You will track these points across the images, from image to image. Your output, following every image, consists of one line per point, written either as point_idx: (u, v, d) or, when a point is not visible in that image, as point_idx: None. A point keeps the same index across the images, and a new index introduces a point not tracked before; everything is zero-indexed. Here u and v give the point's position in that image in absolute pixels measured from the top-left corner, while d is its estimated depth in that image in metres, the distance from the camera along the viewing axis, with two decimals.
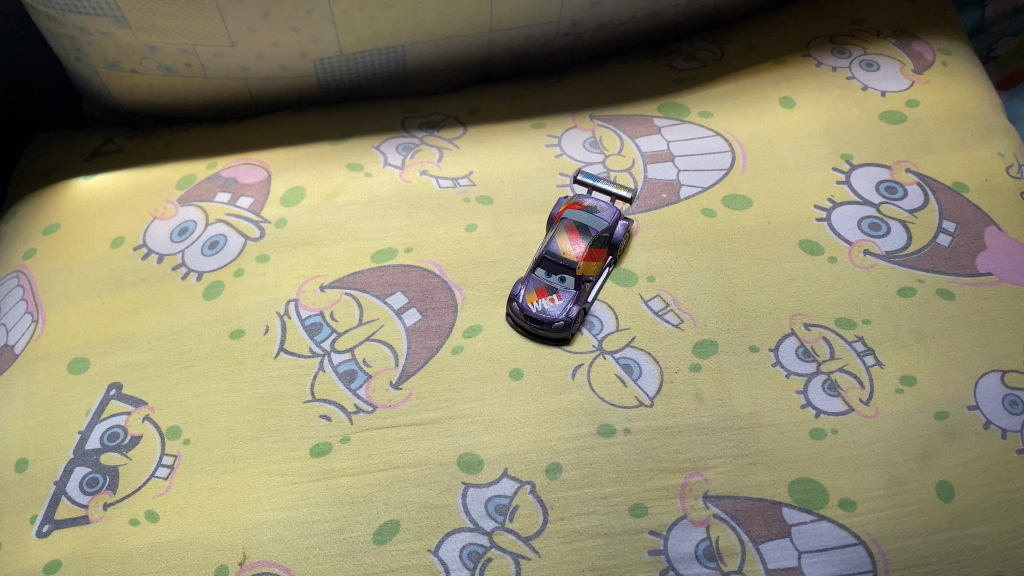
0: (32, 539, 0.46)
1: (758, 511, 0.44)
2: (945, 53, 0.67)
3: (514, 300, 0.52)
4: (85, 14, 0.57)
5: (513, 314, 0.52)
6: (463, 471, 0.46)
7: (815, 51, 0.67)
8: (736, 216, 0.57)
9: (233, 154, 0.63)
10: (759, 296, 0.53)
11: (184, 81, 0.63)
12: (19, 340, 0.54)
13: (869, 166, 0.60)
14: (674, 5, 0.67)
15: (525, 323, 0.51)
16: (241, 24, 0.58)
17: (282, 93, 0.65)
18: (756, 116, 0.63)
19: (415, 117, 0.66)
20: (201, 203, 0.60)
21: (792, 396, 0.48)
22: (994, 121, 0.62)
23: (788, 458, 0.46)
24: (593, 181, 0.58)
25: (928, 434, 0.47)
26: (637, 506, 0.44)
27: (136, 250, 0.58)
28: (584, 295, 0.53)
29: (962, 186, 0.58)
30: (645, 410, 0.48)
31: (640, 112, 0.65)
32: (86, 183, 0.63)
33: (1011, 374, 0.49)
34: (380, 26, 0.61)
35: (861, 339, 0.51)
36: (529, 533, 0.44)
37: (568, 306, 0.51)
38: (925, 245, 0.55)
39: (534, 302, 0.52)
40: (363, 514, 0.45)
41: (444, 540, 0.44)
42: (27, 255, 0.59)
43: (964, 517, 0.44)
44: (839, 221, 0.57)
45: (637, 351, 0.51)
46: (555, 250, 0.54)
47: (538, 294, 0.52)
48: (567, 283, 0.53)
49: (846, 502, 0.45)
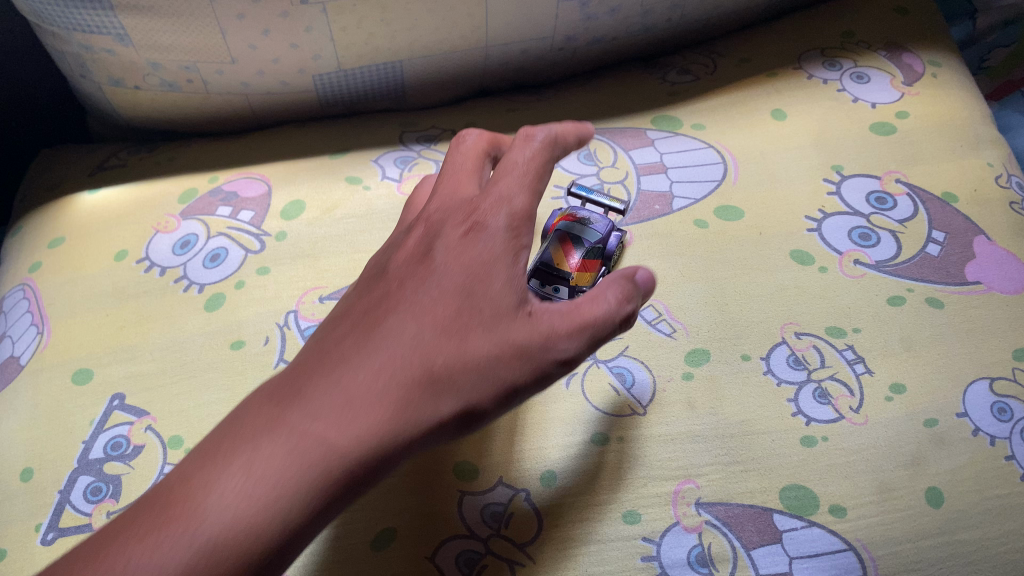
0: (36, 547, 0.47)
1: (749, 517, 0.45)
2: (934, 65, 0.68)
3: None
4: (89, 33, 0.58)
5: None
6: (459, 479, 0.47)
7: (806, 64, 0.68)
8: (729, 226, 0.58)
9: (234, 168, 0.65)
10: (751, 305, 0.54)
11: (187, 97, 0.64)
12: (25, 352, 0.55)
13: (859, 177, 0.60)
14: (667, 20, 0.68)
15: None
16: (243, 42, 0.59)
17: (283, 108, 0.67)
18: (748, 128, 0.64)
19: (414, 131, 0.67)
20: (202, 217, 0.61)
21: (783, 404, 0.49)
22: (983, 132, 0.63)
23: (779, 464, 0.47)
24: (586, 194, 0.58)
25: (918, 441, 0.47)
26: (630, 513, 0.45)
27: (139, 262, 0.59)
28: None
29: (951, 196, 0.59)
30: (638, 418, 0.49)
31: (634, 125, 0.66)
32: (90, 197, 0.64)
33: (1000, 382, 0.50)
34: (378, 42, 0.62)
35: (851, 348, 0.51)
36: (524, 540, 0.45)
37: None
38: (914, 255, 0.56)
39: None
40: (361, 521, 0.45)
41: (440, 548, 0.44)
42: (33, 268, 0.60)
43: (953, 523, 0.45)
44: (830, 232, 0.57)
45: (629, 360, 0.51)
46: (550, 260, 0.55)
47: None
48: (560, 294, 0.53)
49: (837, 508, 0.45)
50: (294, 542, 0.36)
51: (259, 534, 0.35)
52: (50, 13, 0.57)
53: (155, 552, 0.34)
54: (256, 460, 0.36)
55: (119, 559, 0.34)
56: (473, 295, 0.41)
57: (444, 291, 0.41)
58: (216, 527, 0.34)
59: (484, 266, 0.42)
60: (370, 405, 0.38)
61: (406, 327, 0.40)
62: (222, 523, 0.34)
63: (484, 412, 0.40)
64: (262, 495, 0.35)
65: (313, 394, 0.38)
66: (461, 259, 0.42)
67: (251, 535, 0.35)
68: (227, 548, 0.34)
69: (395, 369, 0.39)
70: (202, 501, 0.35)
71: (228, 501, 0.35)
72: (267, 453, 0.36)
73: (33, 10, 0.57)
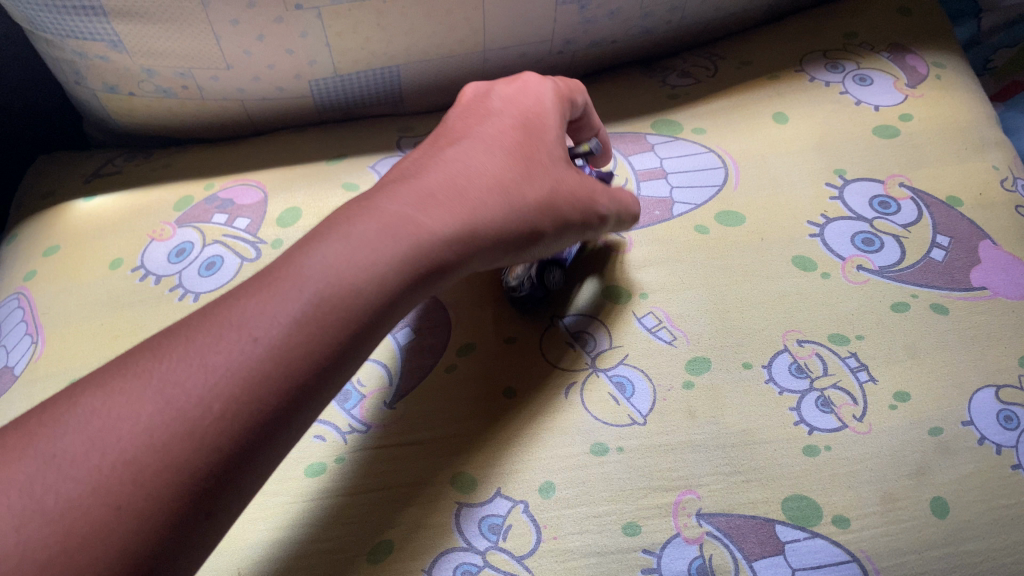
0: None
1: (751, 528, 0.44)
2: (939, 66, 0.67)
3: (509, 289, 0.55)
4: (83, 40, 0.57)
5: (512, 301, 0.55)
6: (457, 490, 0.46)
7: (808, 66, 0.68)
8: (729, 232, 0.57)
9: (231, 175, 0.64)
10: (753, 311, 0.53)
11: (182, 103, 0.63)
12: (19, 362, 0.54)
13: (863, 180, 0.60)
14: (667, 22, 0.67)
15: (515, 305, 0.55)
16: (237, 47, 0.58)
17: (279, 113, 0.66)
18: (749, 132, 0.64)
19: (411, 136, 0.67)
20: (198, 224, 0.61)
21: (784, 413, 0.48)
22: (988, 134, 0.62)
23: (781, 475, 0.46)
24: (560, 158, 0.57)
25: (922, 451, 0.46)
26: (630, 525, 0.44)
27: (134, 271, 0.58)
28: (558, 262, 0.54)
29: (956, 200, 0.58)
30: (637, 428, 0.48)
31: (634, 129, 0.66)
32: (86, 205, 0.64)
33: (1006, 389, 0.49)
34: (374, 47, 0.61)
35: (854, 355, 0.51)
36: (523, 552, 0.44)
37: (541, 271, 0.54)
38: (918, 260, 0.55)
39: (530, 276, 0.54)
40: (357, 534, 0.45)
41: (438, 560, 0.44)
42: (27, 277, 0.59)
43: (959, 533, 0.44)
44: (832, 238, 0.57)
45: (630, 369, 0.51)
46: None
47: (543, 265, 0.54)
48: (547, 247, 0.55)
49: (840, 519, 0.44)
50: (387, 310, 0.38)
51: (364, 295, 0.37)
52: (43, 19, 0.56)
53: (269, 305, 0.36)
54: (352, 231, 0.39)
55: (234, 316, 0.36)
56: (529, 145, 0.47)
57: (506, 137, 0.47)
58: (330, 280, 0.37)
59: (536, 127, 0.49)
60: (455, 202, 0.42)
61: (473, 156, 0.45)
62: (332, 274, 0.37)
63: (548, 238, 0.46)
64: (368, 255, 0.38)
65: (396, 194, 0.41)
66: (516, 119, 0.49)
67: (355, 292, 0.37)
68: (340, 300, 0.37)
69: (472, 180, 0.43)
70: (303, 263, 0.37)
71: (335, 256, 0.38)
72: (361, 229, 0.39)
73: (26, 17, 0.57)
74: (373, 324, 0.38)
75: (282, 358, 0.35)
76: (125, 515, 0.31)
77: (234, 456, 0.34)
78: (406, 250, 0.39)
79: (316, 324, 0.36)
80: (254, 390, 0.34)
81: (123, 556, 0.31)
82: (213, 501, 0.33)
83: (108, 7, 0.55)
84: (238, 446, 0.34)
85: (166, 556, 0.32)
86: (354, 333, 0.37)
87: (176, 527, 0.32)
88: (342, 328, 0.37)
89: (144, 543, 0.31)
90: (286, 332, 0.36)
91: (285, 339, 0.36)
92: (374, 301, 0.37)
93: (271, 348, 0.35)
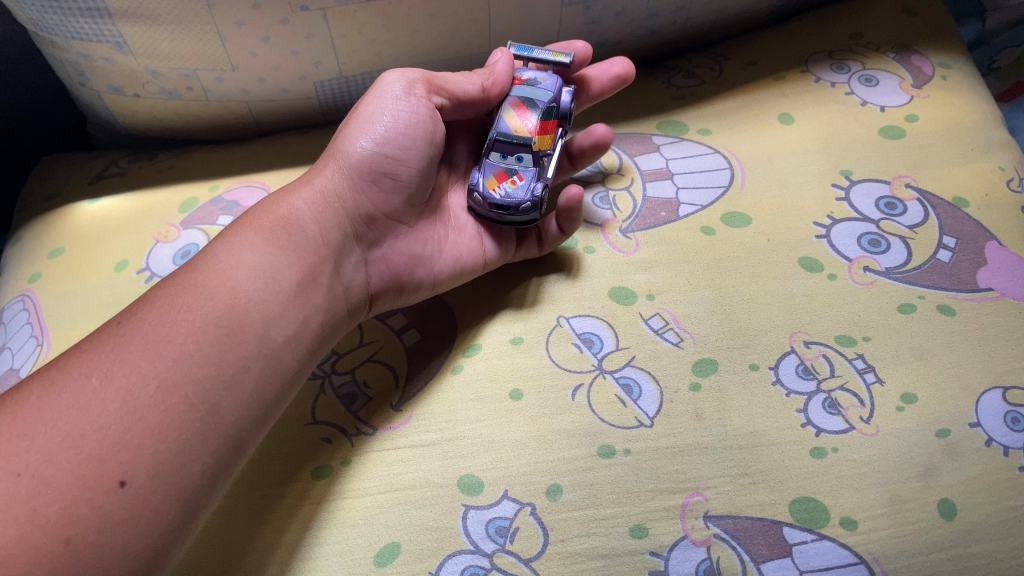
0: None
1: (759, 530, 0.44)
2: (944, 67, 0.67)
3: (475, 191, 0.57)
4: (87, 41, 0.57)
5: (480, 206, 0.57)
6: (464, 493, 0.46)
7: (814, 67, 0.68)
8: (736, 233, 0.57)
9: (236, 177, 0.64)
10: (759, 313, 0.53)
11: (187, 105, 0.63)
12: (23, 365, 0.54)
13: (869, 182, 0.60)
14: (673, 23, 0.67)
15: (491, 212, 0.57)
16: (242, 49, 0.58)
17: (283, 115, 0.66)
18: (755, 133, 0.64)
19: None
20: (202, 226, 0.60)
21: (791, 414, 0.48)
22: (994, 135, 0.62)
23: (789, 477, 0.46)
24: (527, 52, 0.61)
25: (930, 452, 0.46)
26: (637, 528, 0.44)
27: (139, 273, 0.58)
28: (543, 170, 0.58)
29: (962, 201, 0.58)
30: (644, 430, 0.48)
31: (639, 131, 0.66)
32: (90, 207, 0.63)
33: (1012, 391, 0.49)
34: (379, 48, 0.61)
35: (861, 356, 0.51)
36: (530, 555, 0.44)
37: (529, 187, 0.57)
38: (925, 261, 0.55)
39: (494, 188, 0.57)
40: (364, 536, 0.45)
41: (445, 562, 0.44)
42: (32, 280, 0.59)
43: (967, 535, 0.44)
44: (839, 238, 0.57)
45: (637, 371, 0.51)
46: (507, 130, 0.59)
47: (498, 179, 0.57)
48: (524, 162, 0.58)
49: (848, 521, 0.44)
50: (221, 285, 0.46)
51: (206, 285, 0.46)
52: (49, 21, 0.56)
53: (128, 323, 0.45)
54: (190, 262, 0.48)
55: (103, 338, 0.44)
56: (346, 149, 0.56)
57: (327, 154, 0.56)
58: (188, 271, 0.47)
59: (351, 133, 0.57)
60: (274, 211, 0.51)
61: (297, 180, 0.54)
62: (197, 262, 0.48)
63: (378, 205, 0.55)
64: (227, 239, 0.49)
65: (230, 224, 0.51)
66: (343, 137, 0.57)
67: (214, 264, 0.47)
68: (197, 276, 0.47)
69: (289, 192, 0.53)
70: (149, 294, 0.47)
71: (200, 255, 0.49)
72: (194, 259, 0.48)
73: (32, 19, 0.57)
74: (238, 275, 0.47)
75: (140, 344, 0.43)
76: (35, 489, 0.38)
77: (125, 419, 0.41)
78: (257, 222, 0.50)
79: (178, 299, 0.45)
80: (132, 361, 0.42)
81: (31, 524, 0.37)
82: (122, 469, 0.40)
83: (113, 9, 0.55)
84: (129, 412, 0.41)
85: (78, 523, 0.38)
86: (219, 289, 0.46)
87: (84, 491, 0.38)
88: (201, 292, 0.46)
89: (53, 511, 0.38)
90: (153, 319, 0.45)
91: (154, 320, 0.44)
92: (234, 256, 0.48)
93: (140, 330, 0.44)
